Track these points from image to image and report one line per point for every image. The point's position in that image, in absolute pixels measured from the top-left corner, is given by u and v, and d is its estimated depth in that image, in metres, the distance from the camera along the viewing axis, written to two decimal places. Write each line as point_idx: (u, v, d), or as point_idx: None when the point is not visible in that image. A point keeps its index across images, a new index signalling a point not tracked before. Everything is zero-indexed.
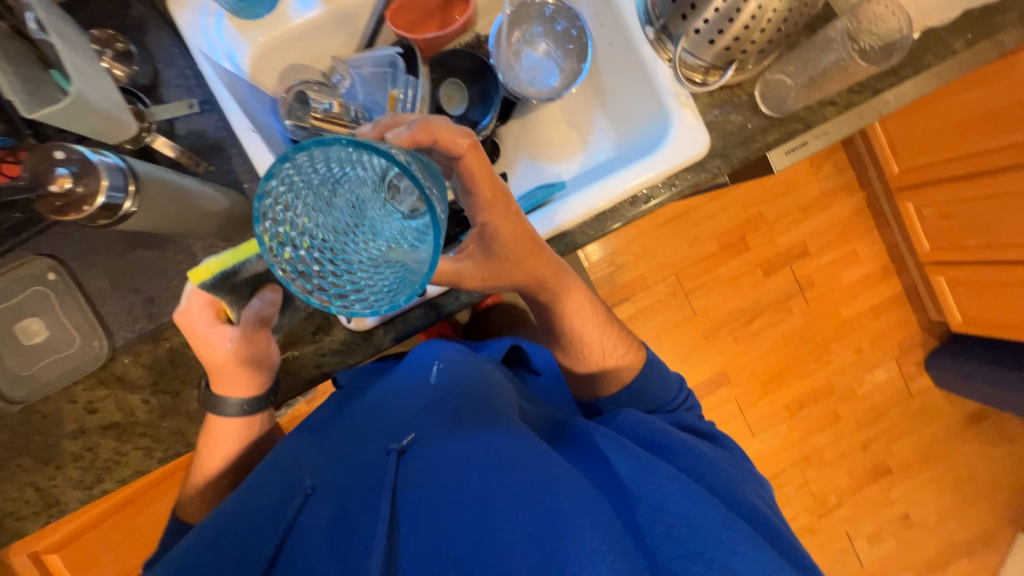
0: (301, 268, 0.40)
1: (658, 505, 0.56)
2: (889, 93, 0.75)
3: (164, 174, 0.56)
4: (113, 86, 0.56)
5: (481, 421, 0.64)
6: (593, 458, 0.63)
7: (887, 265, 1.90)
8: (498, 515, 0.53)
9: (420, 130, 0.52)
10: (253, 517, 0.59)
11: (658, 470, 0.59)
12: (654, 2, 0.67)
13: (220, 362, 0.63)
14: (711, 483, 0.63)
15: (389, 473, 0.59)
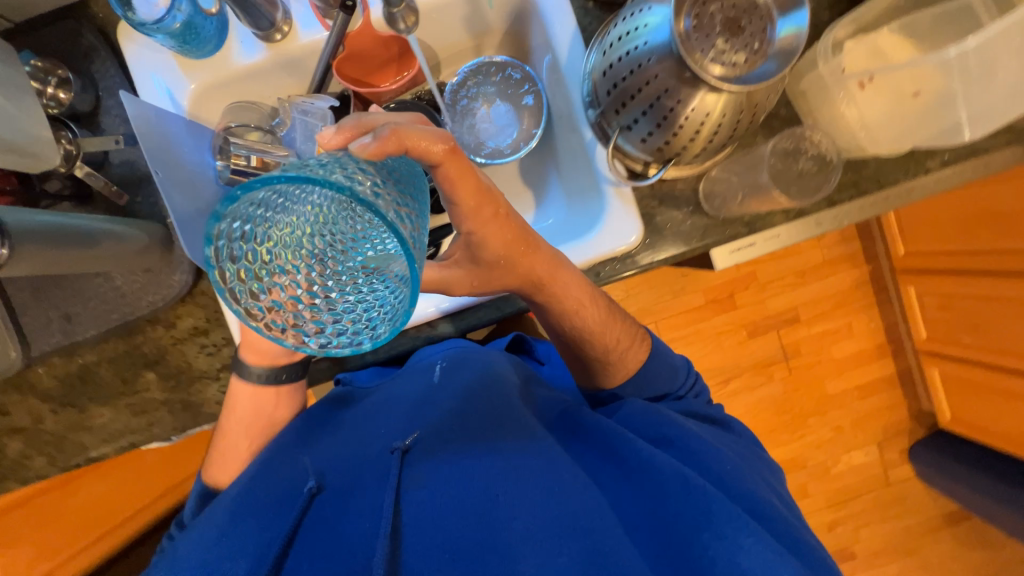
0: (280, 313, 0.35)
1: (670, 513, 0.51)
2: (847, 206, 0.70)
3: (37, 217, 0.52)
4: (40, 121, 0.58)
5: (481, 420, 0.59)
6: (601, 454, 0.59)
7: (884, 345, 1.79)
8: (503, 510, 0.50)
9: (388, 137, 0.39)
10: (264, 505, 0.56)
11: (661, 467, 0.54)
12: (594, 87, 0.64)
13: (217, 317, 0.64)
14: (726, 473, 0.56)
15: (391, 470, 0.54)
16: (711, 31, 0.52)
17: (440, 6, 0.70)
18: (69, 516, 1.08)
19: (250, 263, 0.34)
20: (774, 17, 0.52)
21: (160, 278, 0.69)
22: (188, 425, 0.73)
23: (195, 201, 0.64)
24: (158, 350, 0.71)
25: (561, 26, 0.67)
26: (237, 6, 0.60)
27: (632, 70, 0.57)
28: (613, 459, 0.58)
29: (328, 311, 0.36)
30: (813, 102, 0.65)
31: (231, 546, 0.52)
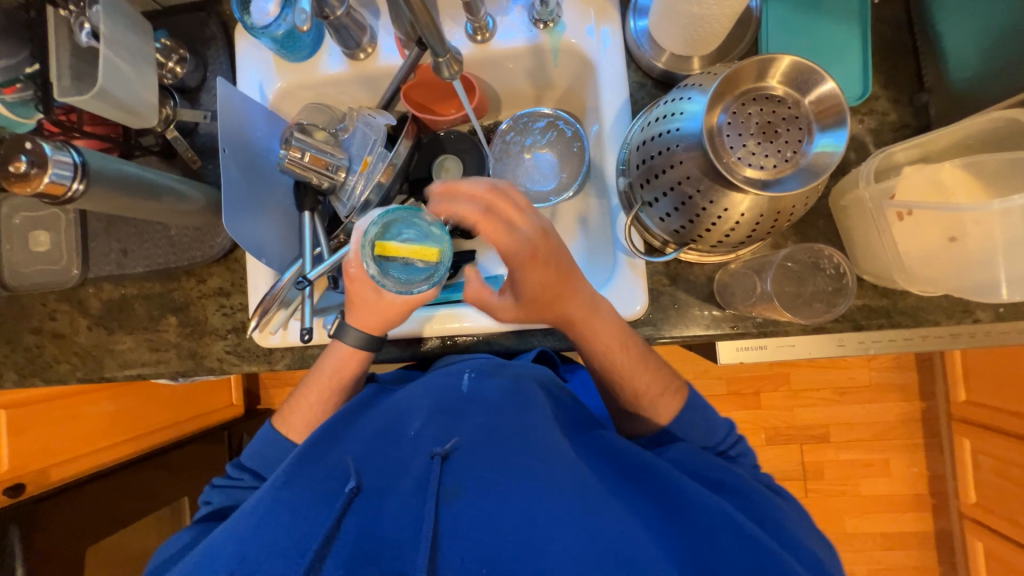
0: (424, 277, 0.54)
1: (724, 564, 0.46)
2: (873, 335, 0.65)
3: (120, 167, 0.60)
4: (151, 87, 0.68)
5: (520, 448, 0.56)
6: (641, 486, 0.54)
7: (923, 496, 1.58)
8: (542, 529, 0.50)
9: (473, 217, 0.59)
10: (309, 499, 0.54)
11: (710, 512, 0.49)
12: (629, 157, 0.65)
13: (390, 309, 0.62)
14: (781, 530, 0.51)
15: (431, 476, 0.54)
16: (744, 130, 0.52)
17: (508, 58, 0.75)
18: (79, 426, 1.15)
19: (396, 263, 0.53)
20: (811, 130, 0.51)
21: (207, 237, 0.77)
22: (191, 374, 0.79)
23: (252, 180, 0.73)
24: (188, 299, 0.79)
25: (613, 96, 0.71)
26: (330, 26, 0.69)
27: (661, 150, 0.58)
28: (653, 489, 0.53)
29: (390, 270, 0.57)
30: (853, 220, 0.63)
31: (276, 547, 0.51)
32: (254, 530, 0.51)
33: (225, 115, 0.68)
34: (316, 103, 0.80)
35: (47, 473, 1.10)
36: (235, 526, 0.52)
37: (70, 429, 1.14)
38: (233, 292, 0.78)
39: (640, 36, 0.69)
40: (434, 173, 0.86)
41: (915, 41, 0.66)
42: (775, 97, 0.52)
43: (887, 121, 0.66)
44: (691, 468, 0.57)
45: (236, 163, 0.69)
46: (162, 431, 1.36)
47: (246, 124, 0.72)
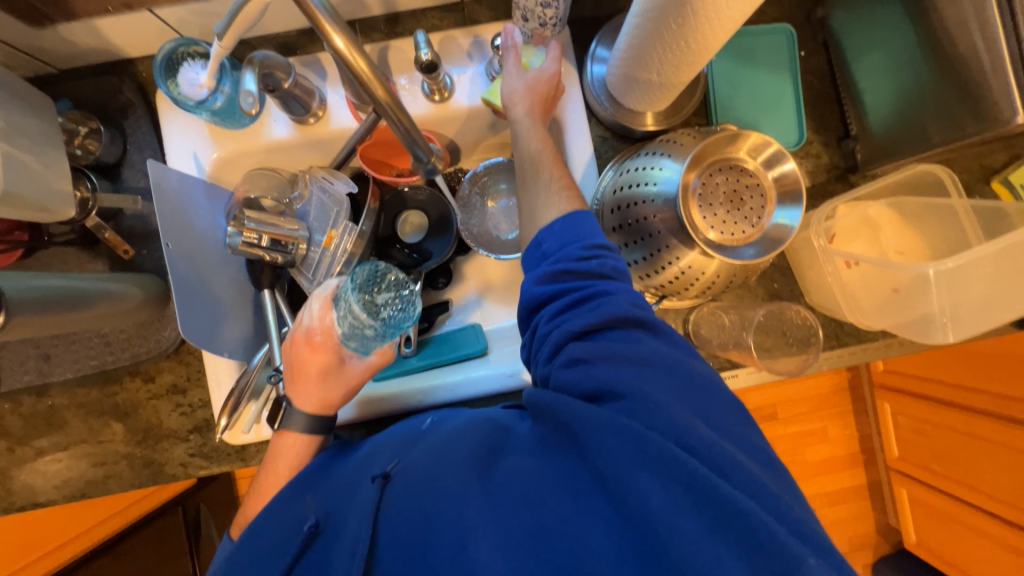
0: (373, 299, 0.60)
1: (642, 503, 0.41)
2: (826, 355, 0.72)
3: (37, 283, 0.52)
4: (63, 175, 0.59)
5: (451, 447, 0.53)
6: (548, 424, 0.50)
7: (856, 454, 1.80)
8: (462, 503, 0.47)
9: (539, 78, 0.63)
10: (257, 554, 0.54)
11: (627, 463, 0.43)
12: (603, 215, 0.67)
13: (354, 375, 0.64)
14: (674, 419, 0.45)
15: (370, 500, 0.51)
16: (714, 201, 0.56)
17: (470, 114, 0.73)
18: None
19: (361, 301, 0.58)
20: (773, 200, 0.55)
21: (150, 331, 0.69)
22: (149, 483, 0.71)
23: (197, 266, 0.66)
24: (134, 401, 0.70)
25: (579, 150, 0.72)
26: (276, 97, 0.63)
27: (638, 218, 0.60)
28: (548, 416, 0.49)
29: (354, 332, 0.60)
30: (803, 258, 0.69)
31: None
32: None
33: (161, 199, 0.61)
34: (260, 168, 0.74)
35: None
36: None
37: None
38: (189, 388, 0.71)
39: (598, 92, 0.71)
40: (399, 230, 0.82)
41: (837, 90, 0.73)
42: (741, 168, 0.55)
43: (821, 163, 0.73)
44: (573, 383, 0.49)
45: (179, 251, 0.62)
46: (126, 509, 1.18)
47: (184, 205, 0.65)
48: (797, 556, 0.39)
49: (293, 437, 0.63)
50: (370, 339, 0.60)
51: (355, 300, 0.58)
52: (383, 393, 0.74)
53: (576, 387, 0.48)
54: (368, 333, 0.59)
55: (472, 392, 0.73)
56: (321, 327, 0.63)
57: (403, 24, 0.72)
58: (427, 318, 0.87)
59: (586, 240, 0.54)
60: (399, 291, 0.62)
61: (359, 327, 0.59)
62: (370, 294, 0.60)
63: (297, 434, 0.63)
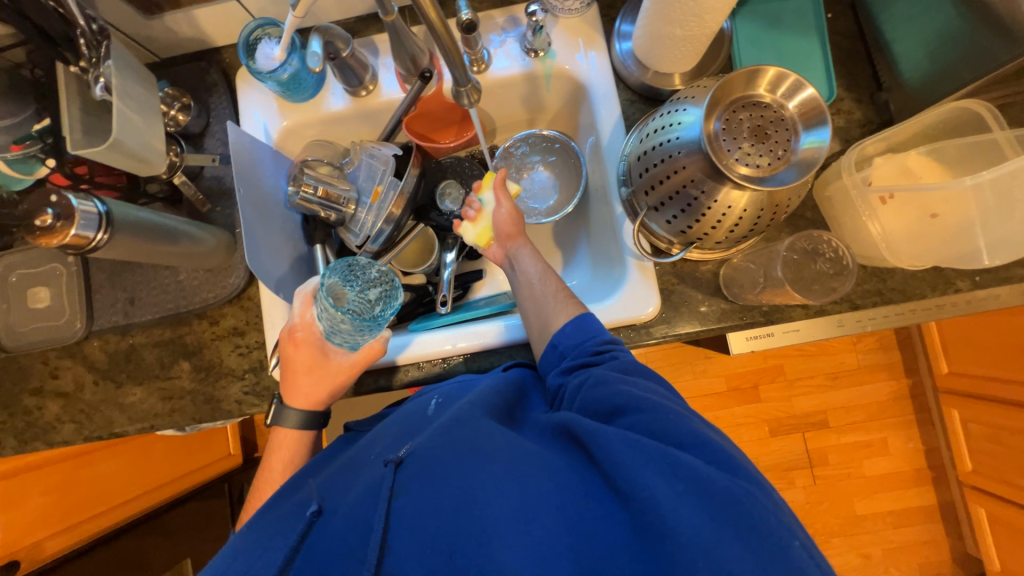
0: (348, 299, 0.64)
1: (661, 506, 0.41)
2: (867, 312, 0.70)
3: (136, 213, 0.60)
4: (160, 135, 0.69)
5: (459, 434, 0.52)
6: (563, 430, 0.51)
7: (922, 469, 1.64)
8: (476, 497, 0.46)
9: (503, 228, 0.76)
10: (264, 530, 0.53)
11: (646, 463, 0.43)
12: (630, 167, 0.70)
13: (335, 364, 0.67)
14: (684, 427, 0.48)
15: (383, 483, 0.51)
16: (738, 135, 0.57)
17: (505, 84, 0.80)
18: (75, 490, 1.07)
19: (335, 300, 0.62)
20: (797, 130, 0.57)
21: (218, 279, 0.77)
22: (209, 419, 0.77)
23: (262, 215, 0.74)
24: (200, 343, 0.78)
25: (606, 113, 0.76)
26: (335, 66, 0.72)
27: (662, 159, 0.62)
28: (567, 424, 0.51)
29: (335, 330, 0.62)
30: (838, 208, 0.68)
31: None
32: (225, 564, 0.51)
33: (239, 155, 0.70)
34: (318, 139, 0.83)
35: (42, 547, 1.01)
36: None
37: (67, 492, 1.05)
38: (248, 332, 0.78)
39: (625, 56, 0.75)
40: (437, 199, 0.87)
41: (867, 49, 0.74)
42: (762, 104, 0.57)
43: (853, 119, 0.73)
44: (592, 403, 0.53)
45: (249, 199, 0.71)
46: (148, 493, 1.23)
47: (258, 162, 0.74)
48: (799, 555, 0.41)
49: (288, 431, 0.68)
50: (351, 335, 0.63)
51: (330, 296, 0.62)
52: (415, 341, 0.77)
53: (599, 402, 0.53)
54: (349, 331, 0.62)
55: (500, 341, 0.76)
56: (301, 324, 0.67)
57: (447, 8, 0.80)
58: (462, 283, 0.91)
59: (597, 337, 0.62)
60: (385, 285, 0.68)
61: (337, 328, 0.62)
62: (349, 288, 0.65)
63: (292, 429, 0.68)
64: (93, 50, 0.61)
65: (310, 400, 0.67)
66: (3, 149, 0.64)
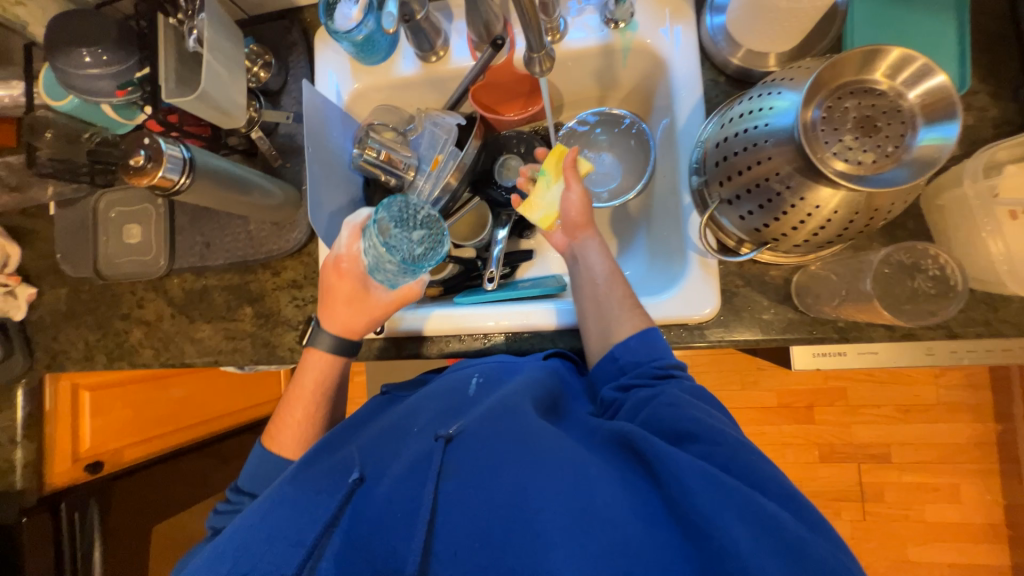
0: (395, 238, 0.62)
1: (726, 542, 0.40)
2: (967, 343, 0.61)
3: (215, 162, 0.64)
4: (242, 89, 0.72)
5: (514, 429, 0.53)
6: (622, 446, 0.51)
7: (998, 526, 1.46)
8: (531, 498, 0.47)
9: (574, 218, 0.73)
10: (310, 486, 0.55)
11: (716, 496, 0.43)
12: (706, 154, 0.64)
13: (376, 304, 0.69)
14: (752, 467, 0.47)
15: (433, 460, 0.52)
16: (841, 125, 0.50)
17: (579, 56, 0.76)
18: (151, 408, 1.21)
19: (382, 238, 0.60)
20: (915, 123, 0.49)
21: (283, 232, 0.81)
22: (265, 362, 0.83)
23: (327, 174, 0.76)
24: (263, 291, 0.83)
25: (686, 94, 0.70)
26: (408, 29, 0.72)
27: (745, 147, 0.56)
28: (627, 440, 0.51)
29: (378, 267, 0.62)
30: (951, 220, 0.59)
31: (285, 532, 0.51)
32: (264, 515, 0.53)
33: (312, 114, 0.71)
34: (384, 104, 0.83)
35: (121, 453, 1.16)
36: (241, 525, 0.53)
37: (145, 408, 1.19)
38: (305, 286, 0.82)
39: (716, 31, 0.68)
40: (497, 173, 0.86)
41: (1018, 35, 0.62)
42: (876, 91, 0.50)
43: (987, 117, 0.62)
44: (656, 421, 0.53)
45: (317, 159, 0.73)
46: (211, 421, 1.36)
47: (329, 122, 0.76)
48: None
49: (321, 354, 0.70)
50: (394, 274, 0.62)
51: (378, 234, 0.60)
52: (457, 314, 0.77)
53: (663, 422, 0.52)
54: (392, 270, 0.61)
55: (542, 326, 0.75)
56: (348, 255, 0.69)
57: None
58: (511, 261, 0.90)
59: (661, 359, 0.60)
60: (433, 230, 0.65)
61: (382, 265, 0.61)
62: (397, 227, 0.62)
63: (324, 352, 0.70)
64: (189, 2, 0.65)
65: (349, 329, 0.70)
66: (109, 93, 0.70)
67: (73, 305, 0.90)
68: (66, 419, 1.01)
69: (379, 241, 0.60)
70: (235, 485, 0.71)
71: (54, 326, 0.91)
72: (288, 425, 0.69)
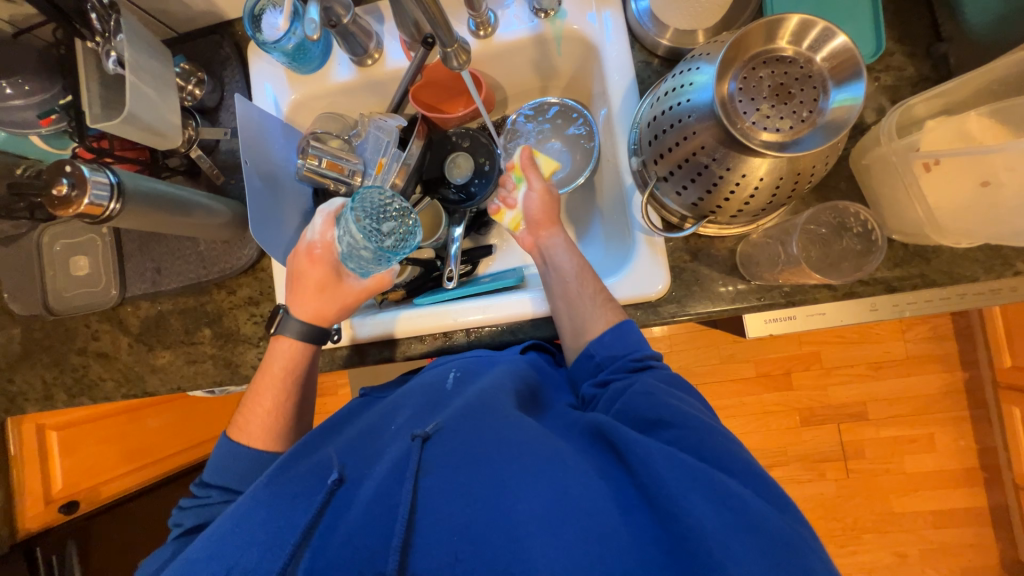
0: (369, 226, 0.60)
1: (703, 526, 0.41)
2: (905, 295, 0.63)
3: (149, 185, 0.63)
4: (175, 109, 0.71)
5: (492, 424, 0.52)
6: (600, 438, 0.52)
7: (974, 469, 1.52)
8: (508, 494, 0.46)
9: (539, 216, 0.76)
10: (279, 492, 0.52)
11: (691, 480, 0.44)
12: (641, 134, 0.65)
13: (351, 291, 0.69)
14: (726, 453, 0.48)
15: (411, 457, 0.51)
16: (757, 95, 0.51)
17: (513, 48, 0.76)
18: (125, 442, 1.18)
19: (357, 226, 0.59)
20: (826, 87, 0.50)
21: (234, 249, 0.80)
22: (229, 382, 0.82)
23: (271, 187, 0.75)
24: (221, 310, 0.82)
25: (619, 77, 0.71)
26: (338, 34, 0.71)
27: (672, 124, 0.58)
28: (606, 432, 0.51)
29: (351, 254, 0.61)
30: (877, 178, 0.61)
31: (250, 541, 0.48)
32: (231, 527, 0.50)
33: (247, 128, 0.70)
34: (327, 111, 0.83)
35: (98, 490, 1.16)
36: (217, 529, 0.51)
37: (118, 443, 1.17)
38: (263, 302, 0.81)
39: (641, 13, 0.69)
40: (447, 172, 0.85)
41: None
42: (786, 59, 0.51)
43: (904, 76, 0.65)
44: (632, 411, 0.54)
45: (258, 172, 0.72)
46: (191, 448, 1.34)
47: (268, 134, 0.75)
48: None
49: (289, 341, 0.69)
50: (367, 262, 0.62)
51: (352, 222, 0.59)
52: (418, 314, 0.77)
53: (641, 411, 0.53)
54: (366, 258, 0.61)
55: (504, 318, 0.75)
56: (322, 242, 0.68)
57: None
58: (472, 259, 0.90)
59: (635, 352, 0.61)
60: (405, 219, 0.63)
61: (356, 253, 0.61)
62: (370, 217, 0.61)
63: (292, 339, 0.69)
64: (105, 24, 0.63)
65: (321, 314, 0.69)
66: (34, 124, 0.68)
67: (25, 344, 0.88)
68: (32, 465, 0.98)
69: (353, 229, 0.59)
70: (200, 479, 0.67)
71: (8, 368, 0.88)
72: (254, 416, 0.67)
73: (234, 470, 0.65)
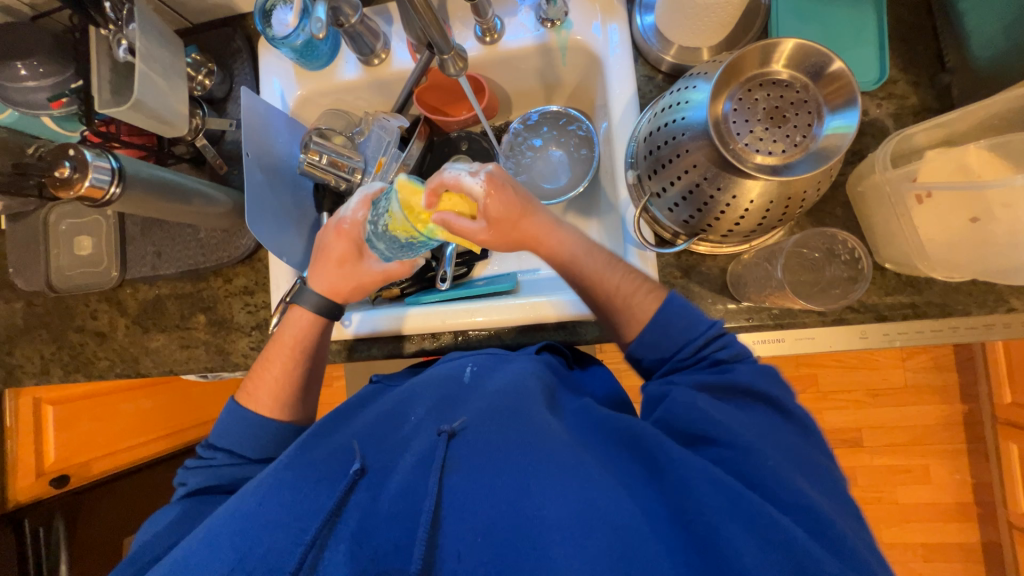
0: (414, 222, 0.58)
1: (737, 549, 0.40)
2: (895, 325, 0.63)
3: (151, 171, 0.64)
4: (183, 99, 0.72)
5: (516, 426, 0.53)
6: (632, 448, 0.50)
7: (968, 504, 1.49)
8: (533, 499, 0.46)
9: None
10: (301, 475, 0.52)
11: (730, 502, 0.42)
12: (638, 148, 0.65)
13: (370, 273, 0.70)
14: (779, 477, 0.45)
15: (436, 453, 0.52)
16: (751, 116, 0.51)
17: (518, 56, 0.77)
18: (117, 420, 1.20)
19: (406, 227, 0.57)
20: (820, 112, 0.51)
21: (234, 238, 0.81)
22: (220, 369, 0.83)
23: (271, 179, 0.76)
24: (217, 297, 0.83)
25: (621, 89, 0.71)
26: (345, 33, 0.72)
27: (667, 140, 0.58)
28: (638, 442, 0.50)
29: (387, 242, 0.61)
30: (873, 206, 0.61)
31: (270, 525, 0.48)
32: (252, 507, 0.49)
33: (250, 121, 0.71)
34: (331, 107, 0.84)
35: (89, 466, 1.18)
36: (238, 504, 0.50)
37: (109, 421, 1.18)
38: (258, 292, 0.82)
39: (646, 28, 0.70)
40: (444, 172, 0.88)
41: (932, 26, 0.64)
42: (781, 82, 0.51)
43: (906, 105, 0.64)
44: (670, 421, 0.51)
45: (259, 165, 0.73)
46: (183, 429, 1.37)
47: (272, 128, 0.76)
48: None
49: (304, 311, 0.69)
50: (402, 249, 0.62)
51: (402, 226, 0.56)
52: (409, 313, 0.78)
53: (681, 423, 0.50)
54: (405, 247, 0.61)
55: (496, 321, 0.75)
56: (351, 220, 0.67)
57: None
58: (467, 261, 0.91)
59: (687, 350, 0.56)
60: None
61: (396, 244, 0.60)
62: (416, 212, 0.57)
63: (307, 311, 0.69)
64: (118, 13, 0.65)
65: (338, 291, 0.70)
66: (45, 106, 0.70)
67: (26, 319, 0.90)
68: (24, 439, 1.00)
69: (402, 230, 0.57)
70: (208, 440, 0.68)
71: (7, 341, 0.90)
72: (265, 383, 0.68)
73: (243, 439, 0.65)
